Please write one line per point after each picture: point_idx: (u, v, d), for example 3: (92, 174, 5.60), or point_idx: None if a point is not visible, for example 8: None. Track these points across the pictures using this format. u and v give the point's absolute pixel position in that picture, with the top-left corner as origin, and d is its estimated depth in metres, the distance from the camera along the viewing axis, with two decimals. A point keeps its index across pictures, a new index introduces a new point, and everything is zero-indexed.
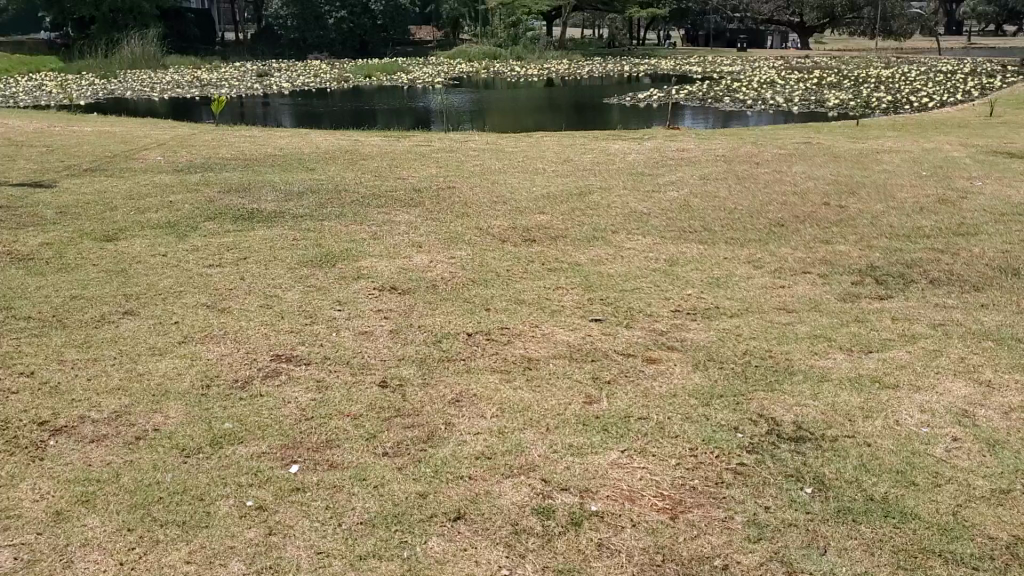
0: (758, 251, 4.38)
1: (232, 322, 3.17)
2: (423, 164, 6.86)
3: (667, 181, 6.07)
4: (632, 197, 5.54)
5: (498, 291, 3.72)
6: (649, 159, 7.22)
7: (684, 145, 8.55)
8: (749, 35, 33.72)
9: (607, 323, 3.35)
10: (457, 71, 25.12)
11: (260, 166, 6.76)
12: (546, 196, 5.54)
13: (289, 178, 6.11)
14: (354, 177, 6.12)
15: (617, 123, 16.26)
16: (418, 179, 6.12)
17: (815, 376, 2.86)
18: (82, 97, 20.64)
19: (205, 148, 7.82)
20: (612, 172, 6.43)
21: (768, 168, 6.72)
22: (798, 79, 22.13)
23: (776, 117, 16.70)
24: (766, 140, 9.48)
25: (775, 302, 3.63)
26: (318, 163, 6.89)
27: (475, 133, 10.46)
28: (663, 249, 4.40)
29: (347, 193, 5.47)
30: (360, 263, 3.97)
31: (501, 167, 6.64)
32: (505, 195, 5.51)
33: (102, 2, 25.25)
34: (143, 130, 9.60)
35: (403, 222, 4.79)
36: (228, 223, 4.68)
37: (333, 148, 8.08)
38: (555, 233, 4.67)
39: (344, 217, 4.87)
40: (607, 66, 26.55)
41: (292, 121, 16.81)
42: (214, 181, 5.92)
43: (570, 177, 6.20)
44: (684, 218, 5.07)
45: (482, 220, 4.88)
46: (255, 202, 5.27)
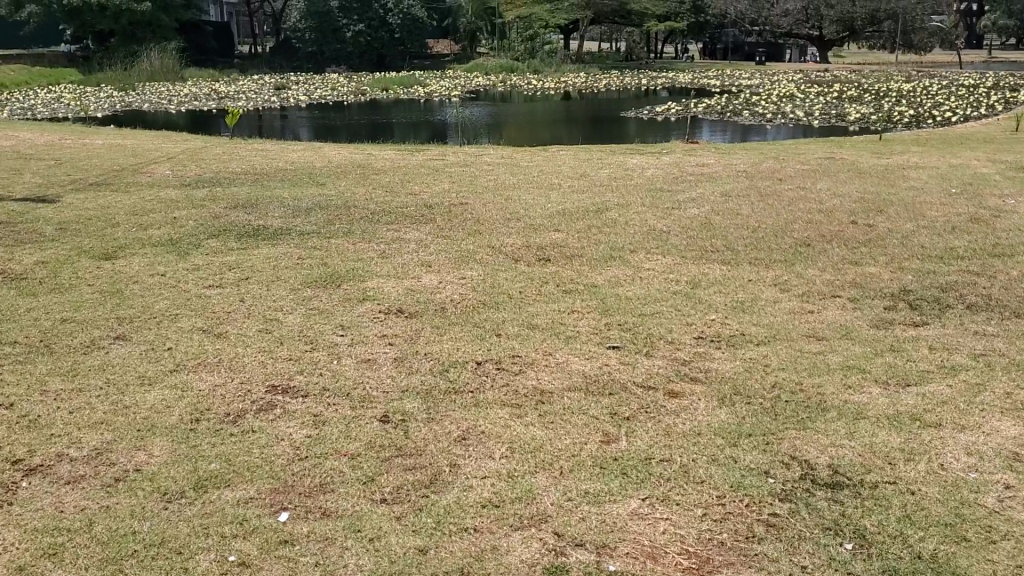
0: (784, 273, 4.18)
1: (228, 348, 3.00)
2: (436, 179, 6.69)
3: (687, 197, 5.87)
4: (651, 214, 5.35)
5: (509, 314, 3.53)
6: (669, 174, 7.03)
7: (706, 160, 8.35)
8: (767, 48, 33.51)
9: (625, 351, 3.16)
10: (473, 84, 25.02)
11: (268, 180, 6.61)
12: (563, 213, 5.35)
13: (298, 193, 5.95)
14: (364, 193, 5.96)
15: (635, 136, 16.13)
16: (430, 194, 5.95)
17: (850, 413, 2.66)
18: (99, 109, 20.67)
19: (216, 162, 7.68)
20: (630, 188, 6.24)
21: (790, 184, 6.52)
22: (818, 93, 21.88)
23: (796, 132, 16.48)
24: (788, 155, 9.26)
25: (804, 329, 3.43)
26: (328, 178, 6.73)
27: (492, 147, 10.29)
28: (683, 269, 4.20)
29: (357, 209, 5.31)
30: (366, 284, 3.79)
31: (516, 183, 6.46)
32: (519, 212, 5.32)
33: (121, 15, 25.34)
34: (154, 143, 9.50)
35: (413, 240, 4.61)
36: (232, 240, 4.52)
37: (345, 162, 7.94)
38: (572, 252, 4.48)
39: (352, 234, 4.70)
40: (624, 79, 26.38)
41: (309, 134, 16.75)
42: (220, 197, 5.76)
43: (586, 193, 6.02)
44: (706, 237, 4.86)
45: (495, 238, 4.70)
46: (262, 218, 5.11)
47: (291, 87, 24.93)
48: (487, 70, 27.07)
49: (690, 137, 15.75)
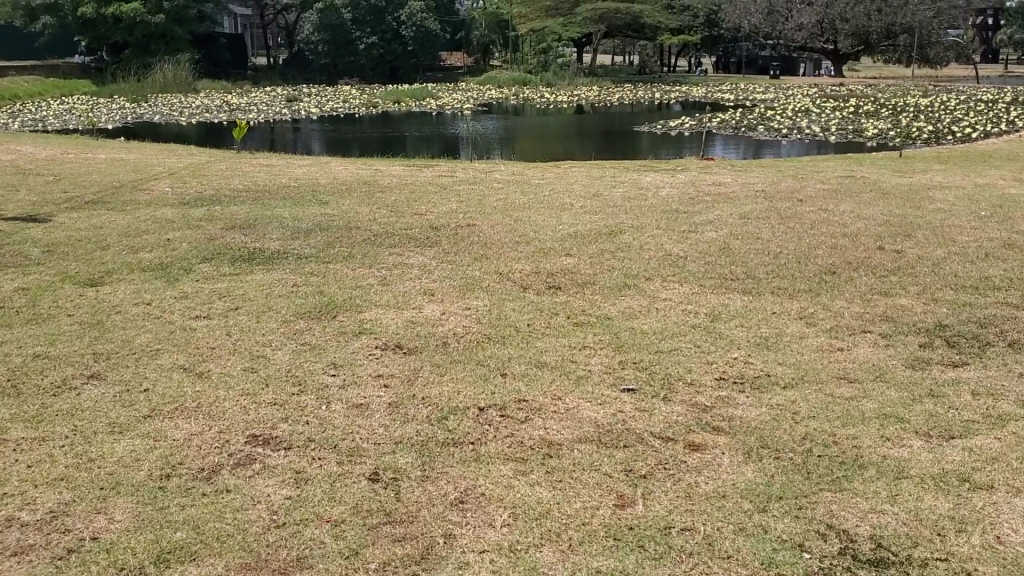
0: (810, 305, 3.92)
1: (208, 392, 2.77)
2: (442, 198, 6.45)
3: (704, 219, 5.61)
4: (667, 238, 5.10)
5: (516, 350, 3.28)
6: (684, 194, 6.78)
7: (722, 179, 8.09)
8: (782, 62, 33.25)
9: (640, 394, 2.90)
10: (486, 97, 24.85)
11: (269, 199, 6.39)
12: (575, 236, 5.10)
13: (299, 213, 5.72)
14: (367, 212, 5.73)
15: (647, 151, 15.91)
16: (436, 214, 5.71)
17: (890, 471, 2.40)
18: (109, 121, 20.56)
19: (218, 178, 7.46)
20: (644, 209, 5.99)
21: (812, 206, 6.25)
22: (834, 108, 21.58)
23: (812, 147, 16.20)
24: (805, 173, 8.99)
25: (834, 370, 3.17)
26: (332, 197, 6.51)
27: (501, 163, 10.07)
28: (702, 299, 3.95)
29: (359, 230, 5.07)
30: (364, 314, 3.55)
31: (526, 202, 6.23)
32: (529, 235, 5.08)
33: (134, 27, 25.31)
34: (157, 158, 9.30)
35: (416, 265, 4.37)
36: (225, 265, 4.29)
37: (350, 178, 7.71)
38: (584, 280, 4.22)
39: (352, 258, 4.46)
40: (637, 93, 26.15)
41: (321, 148, 16.56)
42: (218, 216, 5.54)
43: (599, 214, 5.76)
44: (725, 263, 4.61)
45: (503, 263, 4.46)
46: (259, 240, 4.88)
47: (302, 100, 24.83)
48: (500, 83, 26.90)
49: (703, 153, 15.51)
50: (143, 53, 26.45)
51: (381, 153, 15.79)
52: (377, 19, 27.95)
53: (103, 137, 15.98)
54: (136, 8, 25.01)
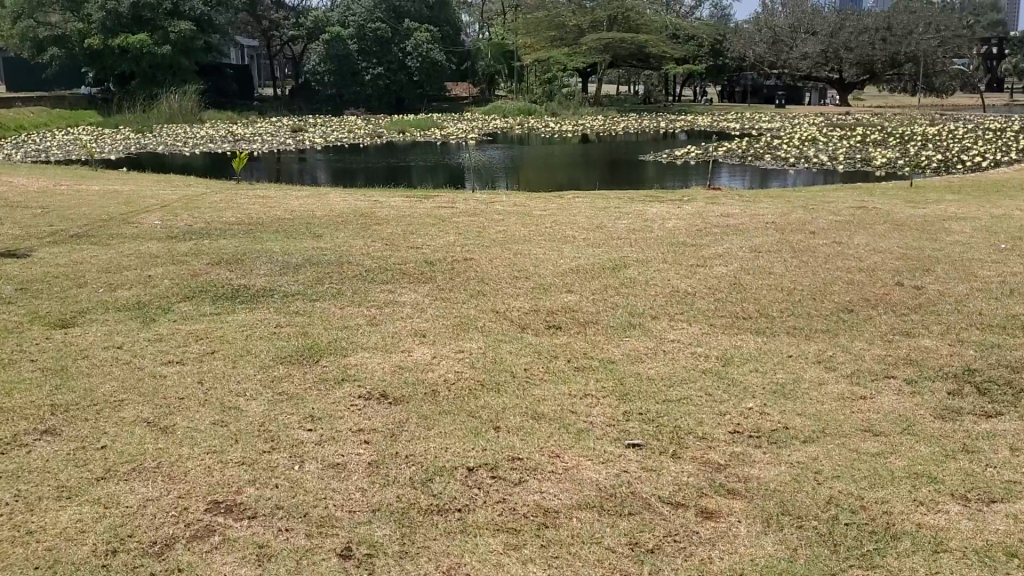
0: (829, 347, 3.66)
1: (170, 449, 2.52)
2: (439, 231, 6.22)
3: (713, 252, 5.37)
4: (673, 273, 4.85)
5: (511, 397, 3.02)
6: (691, 225, 6.54)
7: (730, 209, 7.87)
8: (787, 91, 33.18)
9: (647, 449, 2.65)
10: (490, 127, 24.74)
11: (260, 231, 6.17)
12: (578, 271, 4.86)
13: (290, 247, 5.50)
14: (362, 246, 5.51)
15: (652, 180, 15.72)
16: (433, 247, 5.48)
17: (927, 545, 2.15)
18: (112, 151, 20.46)
19: (211, 210, 7.26)
20: (650, 241, 5.75)
21: (824, 239, 6.00)
22: (840, 137, 21.39)
23: (818, 176, 15.99)
24: (816, 204, 8.77)
25: (858, 423, 2.91)
26: (326, 229, 6.29)
27: (504, 194, 9.87)
28: (711, 340, 3.69)
29: (351, 265, 4.84)
30: (349, 359, 3.30)
31: (528, 235, 5.99)
32: (530, 270, 4.84)
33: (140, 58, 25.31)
34: (151, 190, 9.11)
35: (408, 302, 4.13)
36: (207, 304, 4.06)
37: (347, 210, 7.50)
38: (586, 319, 3.97)
39: (341, 296, 4.22)
40: (642, 123, 26.02)
41: (326, 178, 16.40)
42: (205, 251, 5.32)
43: (603, 247, 5.53)
44: (736, 301, 4.35)
45: (502, 300, 4.22)
46: (246, 276, 4.65)
47: (307, 130, 24.76)
48: (504, 113, 26.82)
49: (709, 182, 15.32)
50: (151, 84, 26.36)
51: (386, 184, 15.61)
52: (383, 49, 28.06)
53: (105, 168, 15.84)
54: (143, 39, 24.96)
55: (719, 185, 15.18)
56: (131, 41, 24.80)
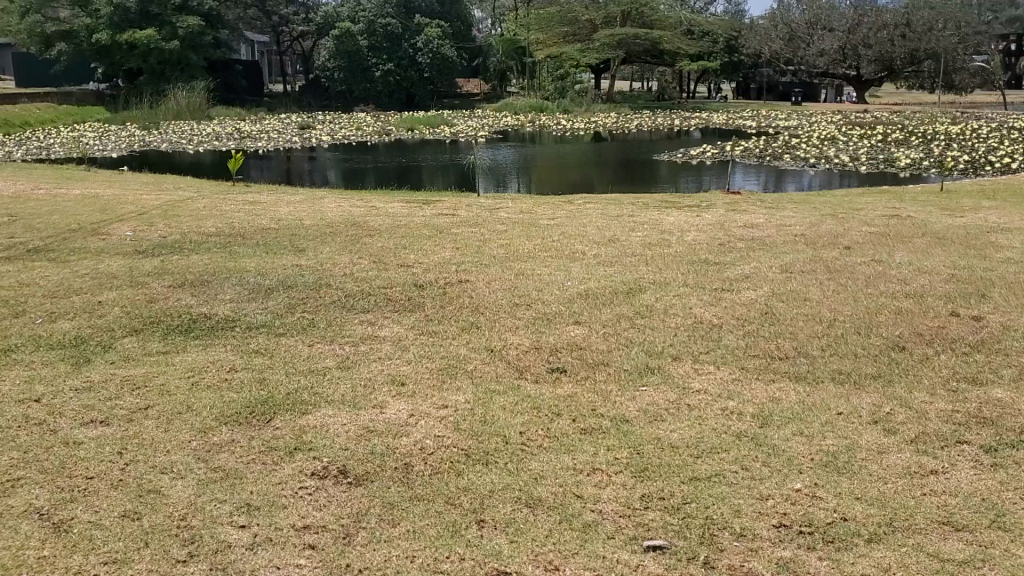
0: (887, 400, 3.07)
1: (55, 560, 1.97)
2: (435, 245, 5.66)
3: (739, 272, 4.78)
4: (699, 296, 4.29)
5: (501, 476, 2.44)
6: (712, 237, 5.96)
7: (754, 218, 7.32)
8: (803, 88, 32.52)
9: (671, 556, 2.09)
10: (501, 125, 24.19)
11: (237, 246, 5.61)
12: (588, 296, 4.29)
13: (267, 265, 4.93)
14: (347, 264, 4.95)
15: (666, 180, 15.06)
16: (426, 265, 4.93)
17: None
18: (112, 149, 19.98)
19: (194, 218, 6.73)
20: (668, 258, 5.16)
21: (860, 256, 5.40)
22: (861, 136, 20.74)
23: (835, 178, 15.38)
24: (846, 211, 8.20)
25: (934, 511, 2.33)
26: (311, 242, 5.74)
27: (510, 198, 9.31)
28: (745, 391, 3.11)
29: (330, 289, 4.27)
30: (306, 419, 2.74)
31: (534, 251, 5.41)
32: (533, 295, 4.27)
33: (147, 54, 24.86)
34: (136, 194, 8.55)
35: (389, 337, 3.57)
36: (156, 341, 3.51)
37: (340, 218, 6.96)
38: (597, 361, 3.39)
39: (313, 327, 3.68)
40: (656, 120, 25.39)
41: (334, 178, 15.85)
42: (171, 270, 4.77)
43: (616, 266, 4.94)
44: (772, 338, 3.76)
45: (498, 334, 3.65)
46: (208, 302, 4.09)
47: (315, 127, 24.23)
48: (516, 110, 26.21)
49: (725, 185, 14.57)
50: (159, 80, 25.83)
51: (397, 185, 15.00)
52: (394, 46, 27.53)
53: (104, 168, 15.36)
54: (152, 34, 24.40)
55: (735, 186, 14.50)
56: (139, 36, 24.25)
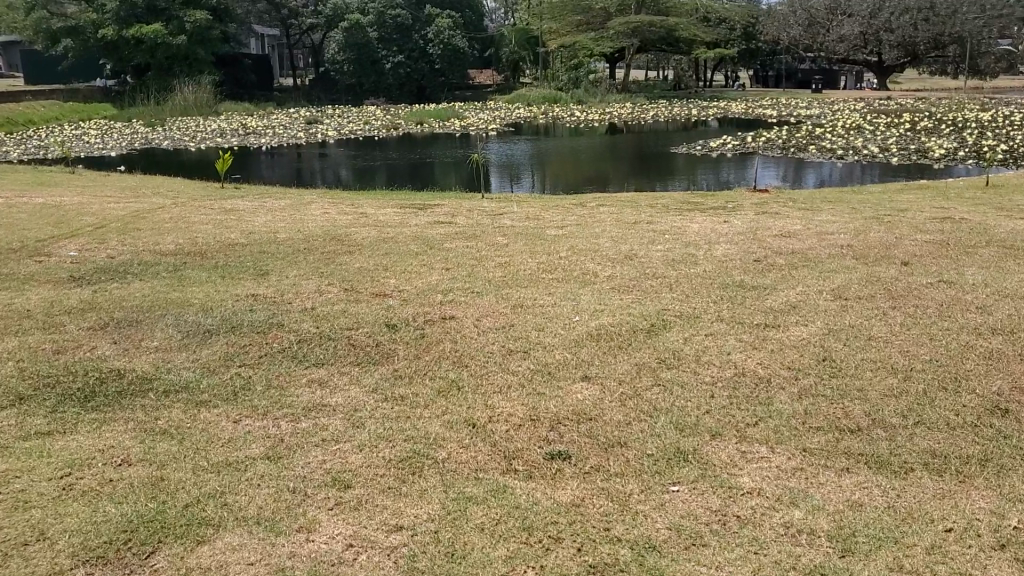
0: (1009, 504, 2.25)
1: None
2: (421, 264, 4.85)
3: (783, 300, 3.96)
4: (739, 338, 3.46)
5: None
6: (745, 251, 5.14)
7: (792, 222, 6.53)
8: (823, 75, 31.57)
9: None
10: (513, 116, 23.35)
11: (191, 270, 4.82)
12: (602, 337, 3.47)
13: (216, 296, 4.14)
14: (313, 292, 4.16)
15: (683, 174, 14.16)
16: (407, 293, 4.13)
17: None
18: (113, 147, 19.28)
19: (160, 232, 5.96)
20: (695, 281, 4.32)
21: (923, 273, 4.58)
22: (888, 124, 19.75)
23: (857, 169, 14.55)
24: (892, 213, 7.36)
25: None
26: (279, 262, 4.96)
27: (520, 202, 8.50)
28: (813, 493, 2.29)
29: (281, 332, 3.47)
30: (199, 557, 1.95)
31: (539, 273, 4.60)
32: (532, 335, 3.46)
33: (153, 49, 24.17)
34: (109, 201, 7.80)
35: (343, 405, 2.76)
36: (41, 415, 2.72)
37: (323, 229, 6.16)
38: (611, 441, 2.57)
39: (245, 394, 2.88)
40: (673, 110, 24.48)
41: (347, 176, 15.10)
42: (100, 304, 3.99)
43: (633, 292, 4.11)
44: (836, 399, 2.93)
45: (488, 398, 2.84)
46: (127, 352, 3.31)
47: (323, 122, 23.44)
48: (528, 102, 25.33)
49: (744, 179, 13.65)
50: (167, 76, 25.06)
51: (409, 182, 14.18)
52: (404, 37, 26.59)
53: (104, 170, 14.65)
54: (157, 29, 23.66)
55: (757, 180, 13.55)
56: (145, 31, 23.53)
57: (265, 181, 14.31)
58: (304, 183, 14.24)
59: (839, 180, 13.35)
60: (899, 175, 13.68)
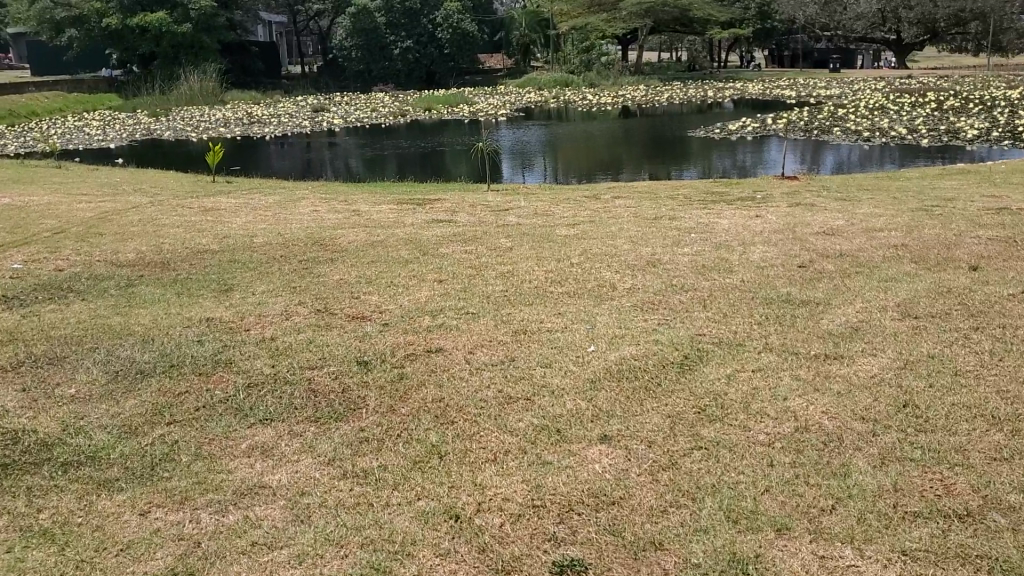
0: None
1: None
2: (410, 275, 4.18)
3: (841, 322, 3.28)
4: (791, 376, 2.79)
5: None
6: (787, 255, 4.45)
7: (833, 216, 5.86)
8: (841, 54, 30.67)
9: None
10: (524, 101, 22.62)
11: (144, 286, 4.17)
12: (624, 375, 2.80)
13: (163, 322, 3.49)
14: (279, 315, 3.51)
15: (698, 157, 13.43)
16: (390, 314, 3.46)
17: None
18: (113, 139, 18.65)
19: (128, 238, 5.30)
20: (735, 295, 3.64)
21: (1000, 281, 3.89)
22: (913, 103, 18.94)
23: (878, 150, 13.88)
24: (937, 202, 6.67)
25: None
26: (246, 276, 4.30)
27: (530, 194, 7.82)
28: None
29: (229, 374, 2.82)
30: None
31: (549, 285, 3.93)
32: (538, 374, 2.79)
33: (158, 37, 23.52)
34: (85, 201, 7.16)
35: (287, 487, 2.11)
36: None
37: (307, 231, 5.52)
38: (643, 541, 1.91)
39: (163, 468, 2.23)
40: (688, 91, 23.69)
41: (354, 166, 14.42)
42: (22, 334, 3.35)
43: (661, 312, 3.44)
44: (930, 465, 2.26)
45: (480, 472, 2.18)
46: (30, 405, 2.66)
47: (329, 109, 22.75)
48: (539, 86, 24.58)
49: (762, 161, 12.91)
50: (172, 64, 24.43)
51: (416, 172, 13.49)
52: (412, 22, 25.84)
53: (103, 164, 14.03)
54: (162, 17, 23.00)
55: (777, 163, 12.81)
56: (149, 19, 22.87)
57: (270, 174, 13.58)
58: (311, 175, 13.55)
59: (857, 161, 12.68)
60: (921, 156, 13.01)
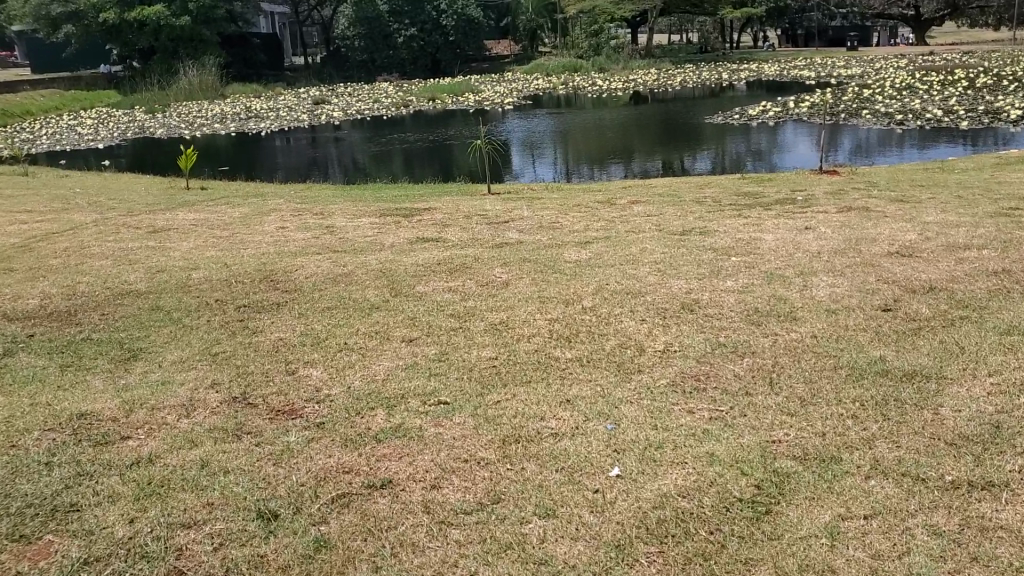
0: None
1: None
2: (371, 332, 3.19)
3: (979, 417, 2.26)
4: (929, 531, 1.79)
5: None
6: (864, 291, 3.42)
7: (904, 226, 4.82)
8: (858, 32, 29.40)
9: None
10: (531, 88, 21.57)
11: (23, 354, 3.19)
12: (669, 535, 1.80)
13: (16, 423, 2.51)
14: (172, 411, 2.52)
15: (712, 142, 12.44)
16: (330, 409, 2.46)
17: None
18: (101, 138, 17.67)
19: (49, 277, 4.31)
20: (809, 369, 2.61)
21: None
22: (942, 82, 17.80)
23: (899, 130, 12.87)
24: (1012, 203, 5.62)
25: None
26: (158, 335, 3.30)
27: (534, 199, 6.82)
28: None
29: (68, 539, 1.84)
30: None
31: (552, 348, 2.93)
32: (535, 537, 1.79)
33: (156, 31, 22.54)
34: (30, 221, 6.19)
35: None
36: None
37: (261, 260, 4.55)
38: None
39: None
40: (702, 74, 22.56)
41: (355, 162, 13.39)
42: None
43: (705, 400, 2.43)
44: None
45: None
46: None
47: (330, 101, 21.74)
48: (547, 71, 23.48)
49: (778, 144, 11.90)
50: (169, 59, 23.44)
51: (420, 166, 12.48)
52: (416, 8, 24.67)
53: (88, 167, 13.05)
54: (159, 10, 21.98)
55: (796, 146, 11.78)
56: (146, 12, 21.85)
57: (266, 172, 12.58)
58: (309, 172, 12.54)
59: (878, 143, 11.68)
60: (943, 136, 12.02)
